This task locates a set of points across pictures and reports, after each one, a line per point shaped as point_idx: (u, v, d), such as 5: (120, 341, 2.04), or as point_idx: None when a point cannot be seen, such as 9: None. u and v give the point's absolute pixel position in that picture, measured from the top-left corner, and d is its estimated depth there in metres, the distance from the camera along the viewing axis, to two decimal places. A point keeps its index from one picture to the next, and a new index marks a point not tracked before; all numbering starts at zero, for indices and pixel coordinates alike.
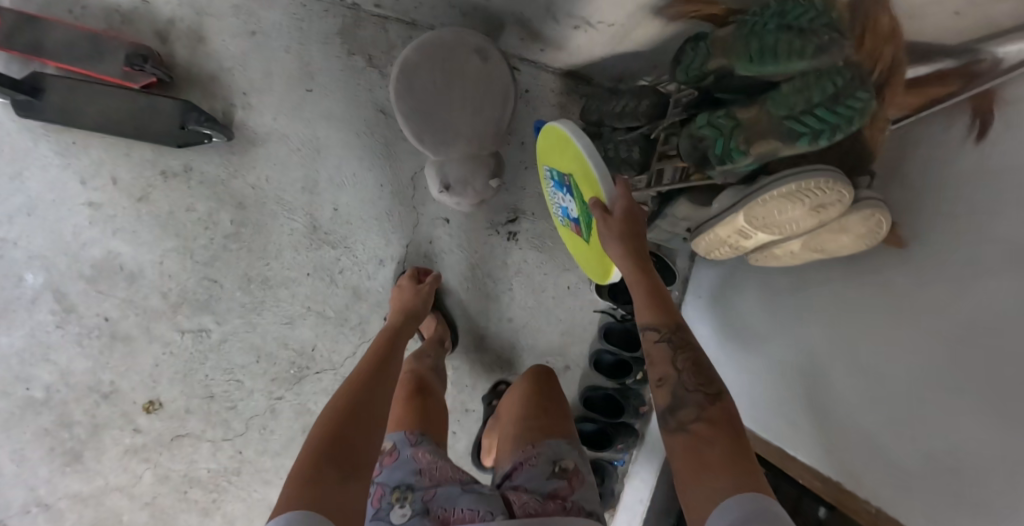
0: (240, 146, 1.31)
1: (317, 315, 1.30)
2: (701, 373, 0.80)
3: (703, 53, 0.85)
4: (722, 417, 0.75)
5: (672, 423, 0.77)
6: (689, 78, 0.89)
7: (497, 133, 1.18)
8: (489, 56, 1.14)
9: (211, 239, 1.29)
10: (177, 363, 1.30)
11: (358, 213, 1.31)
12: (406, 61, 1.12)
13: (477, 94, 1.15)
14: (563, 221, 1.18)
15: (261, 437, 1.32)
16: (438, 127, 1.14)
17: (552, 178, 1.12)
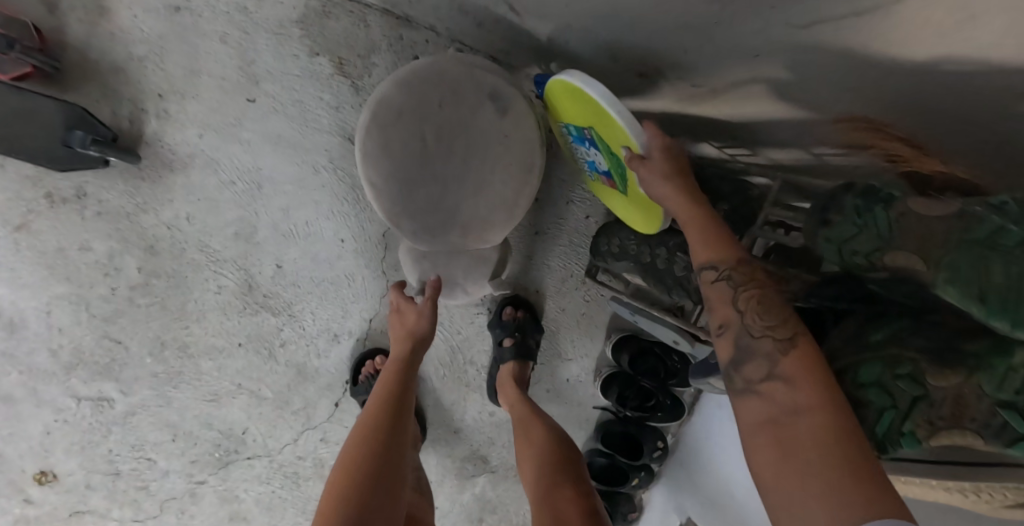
0: (152, 169, 0.98)
1: (250, 395, 1.05)
2: (767, 300, 0.53)
3: (873, 230, 0.48)
4: (803, 370, 0.47)
5: (739, 382, 0.52)
6: (837, 258, 0.52)
7: (511, 220, 0.82)
8: (511, 110, 0.78)
9: (114, 289, 1.00)
10: (74, 433, 1.05)
11: (309, 274, 1.03)
12: (379, 105, 0.74)
13: (486, 162, 0.79)
14: (591, 175, 0.90)
15: (179, 522, 1.10)
16: (425, 207, 0.78)
17: (570, 132, 0.83)
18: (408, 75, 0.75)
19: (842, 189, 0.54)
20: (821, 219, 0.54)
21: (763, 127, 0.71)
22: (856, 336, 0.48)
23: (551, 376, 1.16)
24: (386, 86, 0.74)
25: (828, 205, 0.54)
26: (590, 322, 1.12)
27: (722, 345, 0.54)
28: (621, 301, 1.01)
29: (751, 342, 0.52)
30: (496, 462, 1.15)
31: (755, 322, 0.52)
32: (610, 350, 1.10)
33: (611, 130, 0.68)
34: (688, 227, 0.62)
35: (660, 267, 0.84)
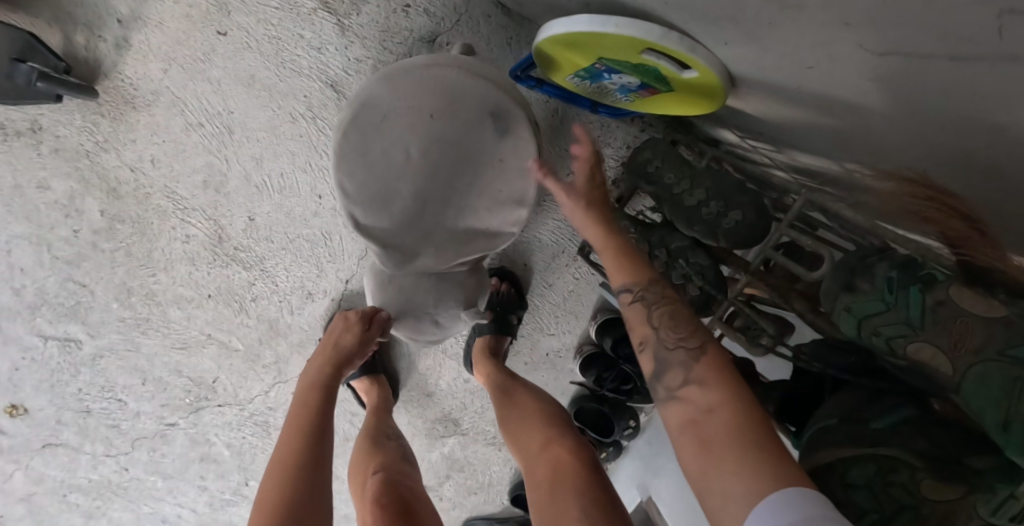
0: (113, 106, 0.90)
1: (220, 345, 1.06)
2: (680, 316, 0.61)
3: (902, 314, 0.49)
4: (710, 373, 0.56)
5: (661, 392, 0.59)
6: (853, 329, 0.54)
7: (489, 244, 0.85)
8: (511, 133, 0.74)
9: (76, 232, 0.96)
10: (42, 371, 1.03)
11: (283, 229, 1.00)
12: (364, 106, 0.70)
13: (472, 188, 0.78)
14: (623, 102, 0.88)
15: (151, 458, 1.12)
16: (393, 224, 0.79)
17: (582, 79, 0.83)
18: (399, 76, 0.69)
19: (876, 255, 0.55)
20: (847, 283, 0.55)
21: (806, 129, 0.73)
22: (856, 419, 0.50)
23: (530, 349, 1.17)
24: (376, 88, 0.70)
25: (855, 271, 0.55)
26: (576, 301, 1.12)
27: (645, 362, 0.62)
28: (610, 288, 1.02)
29: (667, 353, 0.59)
30: (467, 425, 1.16)
31: (669, 336, 0.60)
32: (594, 331, 1.09)
33: (627, 48, 0.68)
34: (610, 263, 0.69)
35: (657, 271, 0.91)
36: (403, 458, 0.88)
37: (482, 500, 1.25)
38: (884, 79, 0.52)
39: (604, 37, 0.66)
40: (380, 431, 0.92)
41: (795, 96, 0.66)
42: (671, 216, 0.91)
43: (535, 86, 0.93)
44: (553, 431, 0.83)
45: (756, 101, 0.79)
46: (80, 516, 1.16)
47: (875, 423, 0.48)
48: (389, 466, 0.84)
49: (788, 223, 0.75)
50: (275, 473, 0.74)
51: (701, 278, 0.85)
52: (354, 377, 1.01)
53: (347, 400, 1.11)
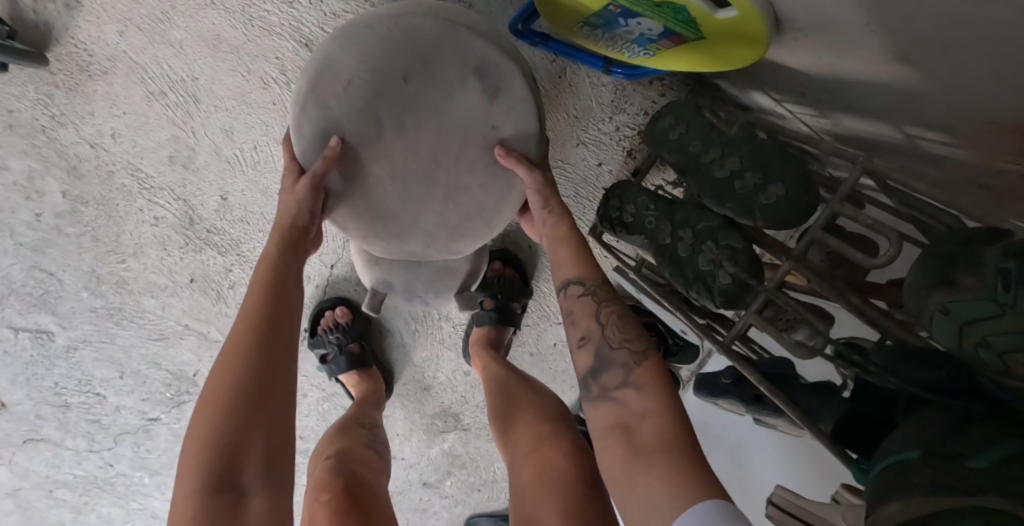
0: (67, 75, 0.81)
1: (200, 336, 0.98)
2: (627, 317, 0.57)
3: (1023, 320, 0.40)
4: (651, 378, 0.54)
5: (595, 389, 0.56)
6: (953, 339, 0.46)
7: (488, 231, 0.73)
8: (502, 94, 0.62)
9: (38, 216, 0.88)
10: (16, 365, 0.97)
11: (261, 210, 0.91)
12: (325, 72, 0.60)
13: (460, 164, 0.66)
14: (642, 55, 0.75)
15: (136, 454, 1.07)
16: (368, 207, 0.68)
17: (593, 27, 0.72)
18: (362, 33, 0.58)
19: (982, 241, 0.46)
20: (942, 277, 0.47)
21: (878, 97, 0.67)
22: (949, 456, 0.42)
23: (536, 339, 1.07)
24: (335, 51, 0.59)
25: (954, 262, 0.46)
26: None
27: (582, 356, 0.57)
28: (626, 276, 0.93)
29: (610, 352, 0.56)
30: (469, 420, 1.07)
31: (614, 335, 0.57)
32: None
33: None
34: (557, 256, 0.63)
35: (680, 256, 0.77)
36: (368, 448, 0.78)
37: (486, 498, 1.17)
38: (944, 10, 0.49)
39: None
40: (353, 419, 0.83)
41: (857, 52, 0.63)
42: (697, 191, 0.78)
43: (540, 41, 0.80)
44: (546, 427, 0.73)
45: (819, 51, 0.67)
46: (68, 512, 1.11)
47: (974, 461, 0.41)
48: (351, 452, 0.74)
49: (839, 199, 0.66)
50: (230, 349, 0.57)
51: (733, 262, 0.71)
52: (341, 371, 0.93)
53: (337, 394, 1.03)
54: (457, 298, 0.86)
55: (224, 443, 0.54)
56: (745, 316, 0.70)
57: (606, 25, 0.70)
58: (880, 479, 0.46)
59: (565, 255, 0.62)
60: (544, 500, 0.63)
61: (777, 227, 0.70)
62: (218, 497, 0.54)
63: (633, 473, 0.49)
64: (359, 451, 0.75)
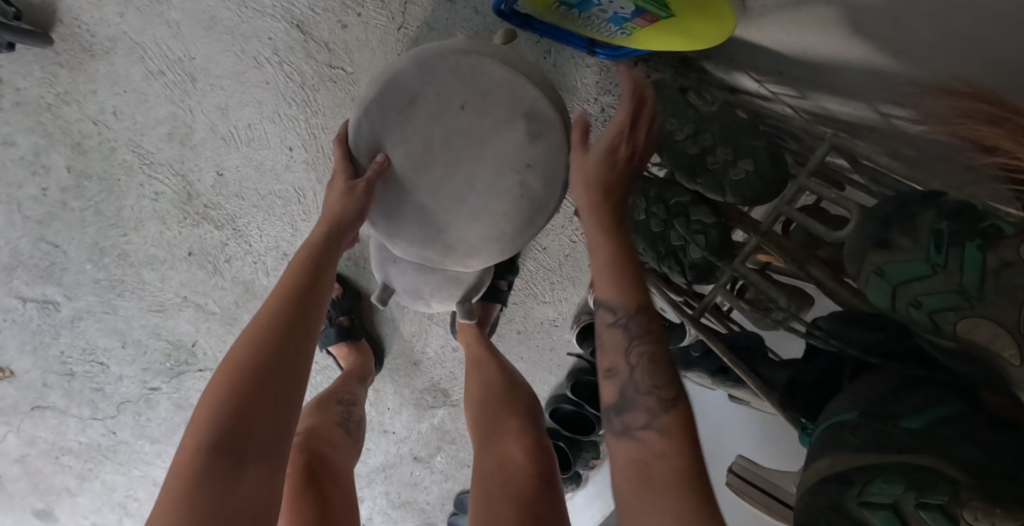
0: (71, 55, 0.84)
1: (197, 308, 1.02)
2: (660, 358, 0.54)
3: (952, 280, 0.42)
4: (678, 425, 0.51)
5: (618, 425, 0.54)
6: (884, 297, 0.48)
7: (502, 253, 0.79)
8: (542, 136, 0.68)
9: (43, 190, 0.92)
10: (24, 333, 1.02)
11: (254, 188, 0.95)
12: (390, 85, 0.64)
13: (491, 188, 0.71)
14: (617, 35, 0.77)
15: (137, 422, 1.11)
16: (402, 212, 0.74)
17: (569, 6, 0.74)
18: (435, 62, 0.63)
19: (921, 197, 0.47)
20: (879, 238, 0.48)
21: (846, 74, 0.70)
22: (884, 416, 0.43)
23: (523, 318, 1.10)
24: (403, 67, 0.64)
25: (892, 224, 0.47)
26: (574, 266, 1.05)
27: (608, 389, 0.56)
28: None
29: (637, 396, 0.54)
30: (457, 395, 1.10)
31: (644, 379, 0.54)
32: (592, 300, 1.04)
33: None
34: (595, 269, 0.59)
35: (653, 230, 0.79)
36: (339, 426, 0.81)
37: None
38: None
39: None
40: (328, 396, 0.84)
41: (823, 25, 0.67)
42: (671, 166, 0.79)
43: (520, 22, 0.81)
44: (516, 421, 0.77)
45: (786, 27, 0.72)
46: (73, 478, 1.15)
47: (910, 423, 0.42)
48: (317, 431, 0.77)
49: (807, 173, 0.67)
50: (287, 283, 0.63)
51: (702, 238, 0.73)
52: (332, 342, 0.96)
53: (329, 367, 1.07)
54: (459, 306, 0.87)
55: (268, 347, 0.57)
56: (714, 291, 0.75)
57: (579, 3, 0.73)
58: (818, 438, 0.47)
59: (606, 265, 0.58)
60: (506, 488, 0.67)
61: (746, 200, 0.71)
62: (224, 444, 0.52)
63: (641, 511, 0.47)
64: (326, 430, 0.78)
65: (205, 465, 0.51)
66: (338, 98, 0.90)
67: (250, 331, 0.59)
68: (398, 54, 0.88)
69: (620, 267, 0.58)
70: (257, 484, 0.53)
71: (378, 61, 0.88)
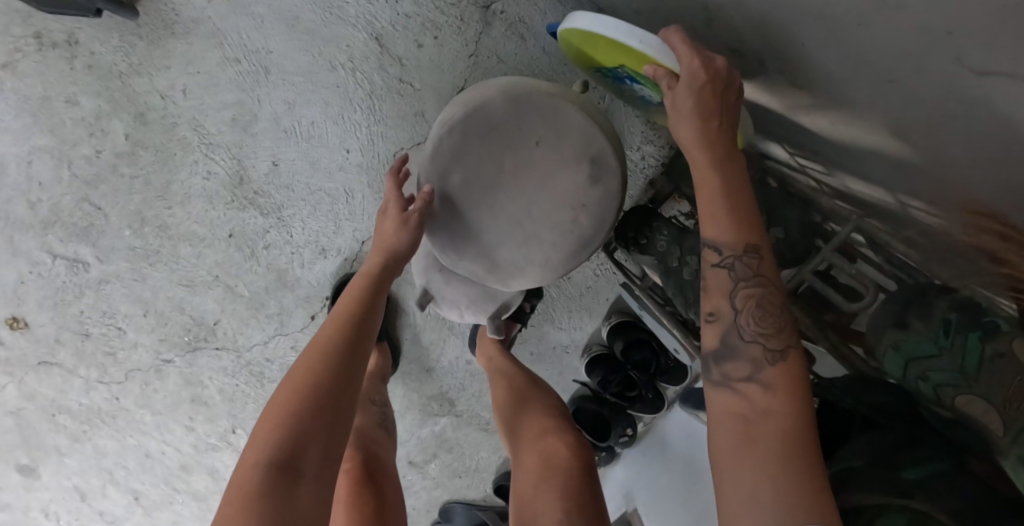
0: (152, 29, 0.88)
1: (226, 289, 1.03)
2: (768, 306, 0.54)
3: (956, 359, 0.51)
4: (785, 384, 0.51)
5: (716, 375, 0.55)
6: (898, 371, 0.57)
7: (540, 280, 0.83)
8: (601, 181, 0.75)
9: (97, 153, 0.95)
10: (47, 288, 1.02)
11: (304, 181, 0.98)
12: (477, 113, 0.70)
13: (547, 220, 0.77)
14: (643, 109, 0.86)
15: (142, 392, 1.11)
16: (457, 235, 0.78)
17: (606, 75, 0.80)
18: (521, 100, 0.70)
19: (934, 293, 0.58)
20: (898, 319, 0.58)
21: (876, 157, 0.70)
22: (888, 467, 0.48)
23: (537, 339, 1.15)
24: (494, 101, 0.70)
25: (910, 308, 0.58)
26: (593, 298, 1.10)
27: (710, 333, 0.56)
28: (631, 292, 1.00)
29: (739, 343, 0.54)
30: (462, 407, 1.13)
31: (749, 325, 0.54)
32: (606, 331, 1.07)
33: (638, 59, 0.67)
34: (703, 206, 0.58)
35: (684, 278, 0.86)
36: (382, 428, 0.92)
37: (465, 485, 1.23)
38: (929, 97, 0.55)
39: (617, 46, 0.66)
40: (365, 396, 0.93)
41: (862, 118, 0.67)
42: None
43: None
44: (553, 423, 0.83)
45: (829, 116, 0.73)
46: (65, 438, 1.15)
47: (908, 473, 0.47)
48: (365, 432, 0.88)
49: (832, 248, 0.77)
50: (341, 310, 0.69)
51: None
52: None
53: None
54: (489, 322, 0.91)
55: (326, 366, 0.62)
56: None
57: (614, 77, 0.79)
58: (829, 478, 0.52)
59: (717, 204, 0.57)
60: (540, 492, 0.73)
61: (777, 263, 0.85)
62: (281, 461, 0.54)
63: (738, 459, 0.48)
64: (371, 431, 0.89)
65: (265, 482, 0.53)
66: (400, 111, 0.96)
67: (308, 352, 0.63)
68: (465, 79, 0.94)
69: (736, 206, 0.57)
70: (311, 500, 0.55)
71: (444, 82, 0.95)
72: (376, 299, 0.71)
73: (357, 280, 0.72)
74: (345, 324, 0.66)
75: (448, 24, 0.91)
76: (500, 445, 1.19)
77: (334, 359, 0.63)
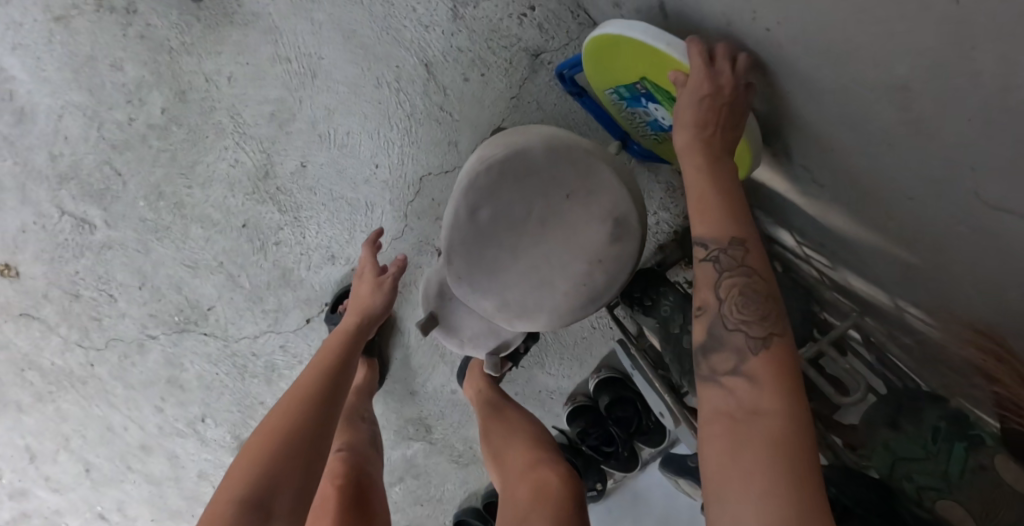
0: (212, 14, 0.91)
1: (228, 276, 1.03)
2: (751, 295, 0.57)
3: (939, 467, 0.54)
4: (767, 370, 0.53)
5: (703, 368, 0.58)
6: (885, 468, 0.60)
7: (545, 326, 0.83)
8: (621, 241, 0.76)
9: (129, 120, 0.95)
10: (48, 241, 1.01)
11: (328, 186, 0.99)
12: (517, 155, 0.71)
13: (562, 268, 0.78)
14: (651, 139, 0.88)
15: (119, 363, 1.09)
16: (473, 263, 0.78)
17: (619, 98, 0.82)
18: (560, 145, 0.72)
19: (928, 399, 0.59)
20: (891, 420, 0.60)
21: (884, 260, 0.72)
22: None
23: (524, 381, 1.14)
24: (533, 146, 0.72)
25: (901, 410, 0.60)
26: (586, 349, 1.11)
27: (698, 328, 0.59)
28: (624, 349, 0.97)
29: (724, 333, 0.57)
30: (438, 435, 1.12)
31: (731, 314, 0.57)
32: (593, 384, 1.08)
33: (667, 67, 0.68)
34: (693, 205, 0.63)
35: (683, 346, 0.86)
36: (371, 444, 0.91)
37: (425, 514, 1.21)
38: (942, 212, 0.56)
39: (648, 51, 0.67)
40: (355, 411, 0.93)
41: (877, 223, 0.69)
42: None
43: (573, 90, 0.88)
44: (540, 458, 0.83)
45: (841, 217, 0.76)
46: (28, 396, 1.11)
47: None
48: (356, 447, 0.88)
49: (827, 342, 0.74)
50: (321, 360, 0.70)
51: None
52: None
53: None
54: (489, 357, 0.90)
55: (310, 408, 0.62)
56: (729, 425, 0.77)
57: (627, 97, 0.80)
58: None
59: (706, 200, 0.62)
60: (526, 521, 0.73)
61: None
62: (254, 498, 0.52)
63: (733, 463, 0.49)
64: (361, 447, 0.89)
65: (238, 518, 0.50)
66: (435, 137, 0.97)
67: (290, 394, 0.64)
68: (503, 118, 0.97)
69: (725, 202, 0.61)
70: None
71: (483, 118, 0.97)
72: (355, 351, 0.74)
73: (334, 337, 0.75)
74: (326, 370, 0.68)
75: (496, 64, 0.95)
76: (468, 480, 1.17)
77: (317, 399, 0.64)
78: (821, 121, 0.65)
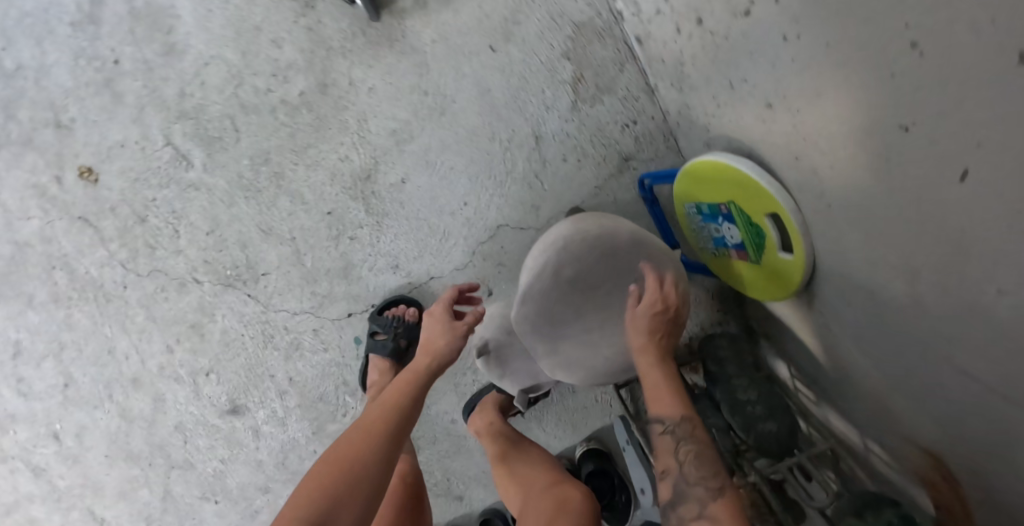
0: (377, 34, 1.05)
1: (293, 251, 1.10)
2: (703, 457, 0.73)
3: None
4: (726, 512, 0.68)
5: (675, 518, 0.71)
6: None
7: (578, 380, 0.93)
8: None
9: (266, 89, 1.05)
10: (143, 163, 1.07)
11: (416, 204, 1.09)
12: (608, 235, 0.85)
13: (610, 336, 0.89)
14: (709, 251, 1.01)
15: (152, 294, 1.12)
16: (539, 308, 0.88)
17: (699, 210, 0.95)
18: (643, 238, 0.85)
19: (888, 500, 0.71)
20: (857, 509, 0.71)
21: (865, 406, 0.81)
22: None
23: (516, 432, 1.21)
24: (622, 233, 0.85)
25: (867, 504, 0.71)
26: (581, 418, 1.19)
27: (664, 487, 0.74)
28: (626, 425, 1.05)
29: (687, 488, 0.72)
30: (423, 458, 1.17)
31: (691, 473, 0.72)
32: (580, 451, 1.16)
33: (756, 201, 0.81)
34: (647, 391, 0.80)
35: None
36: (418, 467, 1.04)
37: None
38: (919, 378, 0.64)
39: (744, 184, 0.80)
40: None
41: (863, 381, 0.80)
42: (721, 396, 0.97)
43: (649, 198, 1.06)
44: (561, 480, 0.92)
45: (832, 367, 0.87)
46: (44, 293, 1.11)
47: None
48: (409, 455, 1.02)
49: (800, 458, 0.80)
50: (392, 398, 0.79)
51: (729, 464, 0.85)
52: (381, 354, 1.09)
53: (349, 368, 1.15)
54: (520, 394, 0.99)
55: (371, 448, 0.72)
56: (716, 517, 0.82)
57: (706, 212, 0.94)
58: None
59: (661, 388, 0.78)
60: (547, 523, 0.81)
61: None
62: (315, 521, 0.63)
63: None
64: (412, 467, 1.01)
65: None
66: (523, 197, 1.10)
67: (359, 429, 0.75)
68: (584, 201, 1.11)
69: (674, 388, 0.79)
70: None
71: (568, 195, 1.11)
72: (420, 393, 0.81)
73: (406, 375, 0.83)
74: (392, 410, 0.78)
75: (592, 156, 1.10)
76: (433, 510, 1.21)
77: (378, 437, 0.73)
78: (842, 274, 0.71)
